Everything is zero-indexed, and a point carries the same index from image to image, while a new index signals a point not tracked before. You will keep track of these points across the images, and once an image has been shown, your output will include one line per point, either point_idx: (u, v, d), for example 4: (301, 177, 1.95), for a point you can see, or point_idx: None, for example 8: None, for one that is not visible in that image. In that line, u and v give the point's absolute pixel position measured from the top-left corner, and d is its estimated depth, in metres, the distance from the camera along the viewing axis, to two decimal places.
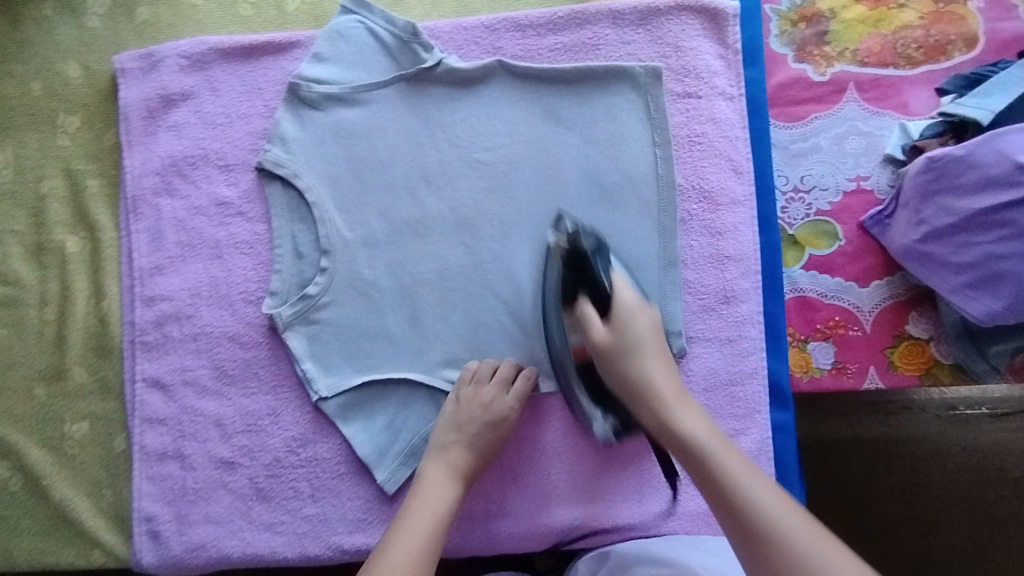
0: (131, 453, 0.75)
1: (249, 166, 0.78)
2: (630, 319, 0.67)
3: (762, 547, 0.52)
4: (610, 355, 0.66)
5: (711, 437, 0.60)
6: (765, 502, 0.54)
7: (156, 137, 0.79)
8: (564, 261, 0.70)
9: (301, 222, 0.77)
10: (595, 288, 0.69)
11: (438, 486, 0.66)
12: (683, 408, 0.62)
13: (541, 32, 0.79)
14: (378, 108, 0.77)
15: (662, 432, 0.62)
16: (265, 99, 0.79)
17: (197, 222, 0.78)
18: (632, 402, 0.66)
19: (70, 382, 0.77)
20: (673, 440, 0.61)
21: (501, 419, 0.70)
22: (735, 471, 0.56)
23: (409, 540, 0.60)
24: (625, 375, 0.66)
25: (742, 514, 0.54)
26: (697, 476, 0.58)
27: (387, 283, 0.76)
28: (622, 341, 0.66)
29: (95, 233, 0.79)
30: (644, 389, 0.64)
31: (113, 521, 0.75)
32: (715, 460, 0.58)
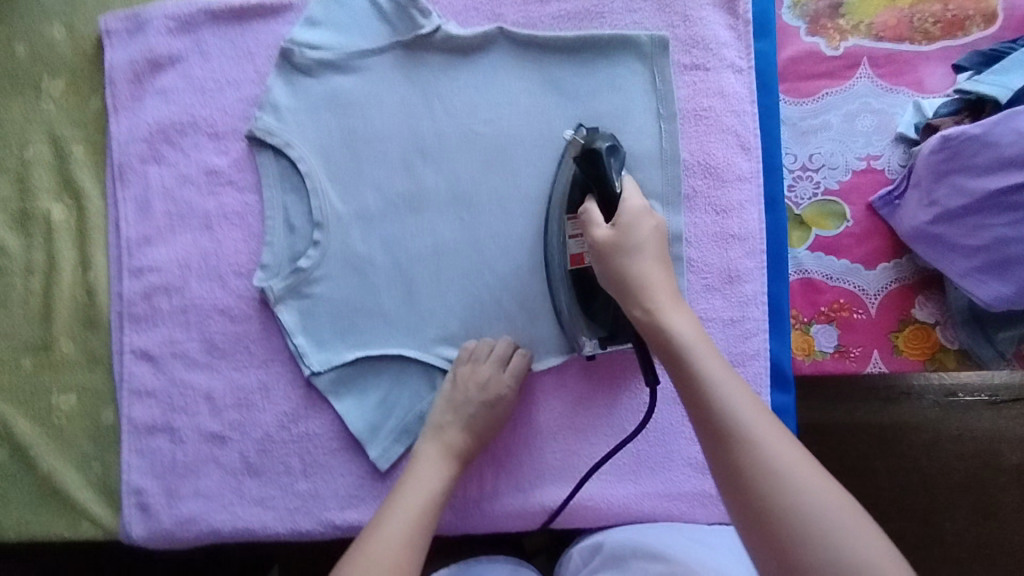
0: (120, 426, 0.74)
1: (239, 134, 0.76)
2: (635, 220, 0.60)
3: (739, 462, 0.47)
4: (606, 252, 0.60)
5: (704, 344, 0.54)
6: (751, 416, 0.49)
7: (143, 102, 0.76)
8: (579, 161, 0.65)
9: (294, 192, 0.75)
10: (606, 192, 0.63)
11: (434, 465, 0.65)
12: (676, 313, 0.56)
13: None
14: (374, 75, 0.75)
15: (650, 331, 0.57)
16: (256, 64, 0.76)
17: (187, 191, 0.75)
18: (623, 302, 0.59)
19: (57, 354, 0.75)
20: (661, 342, 0.55)
21: (499, 400, 0.69)
22: (729, 384, 0.50)
23: (404, 516, 0.59)
24: (619, 272, 0.59)
25: (726, 424, 0.49)
26: (679, 380, 0.53)
27: (381, 256, 0.74)
28: (624, 241, 0.60)
29: (81, 201, 0.76)
30: (638, 288, 0.58)
31: (102, 494, 0.74)
32: (706, 367, 0.52)
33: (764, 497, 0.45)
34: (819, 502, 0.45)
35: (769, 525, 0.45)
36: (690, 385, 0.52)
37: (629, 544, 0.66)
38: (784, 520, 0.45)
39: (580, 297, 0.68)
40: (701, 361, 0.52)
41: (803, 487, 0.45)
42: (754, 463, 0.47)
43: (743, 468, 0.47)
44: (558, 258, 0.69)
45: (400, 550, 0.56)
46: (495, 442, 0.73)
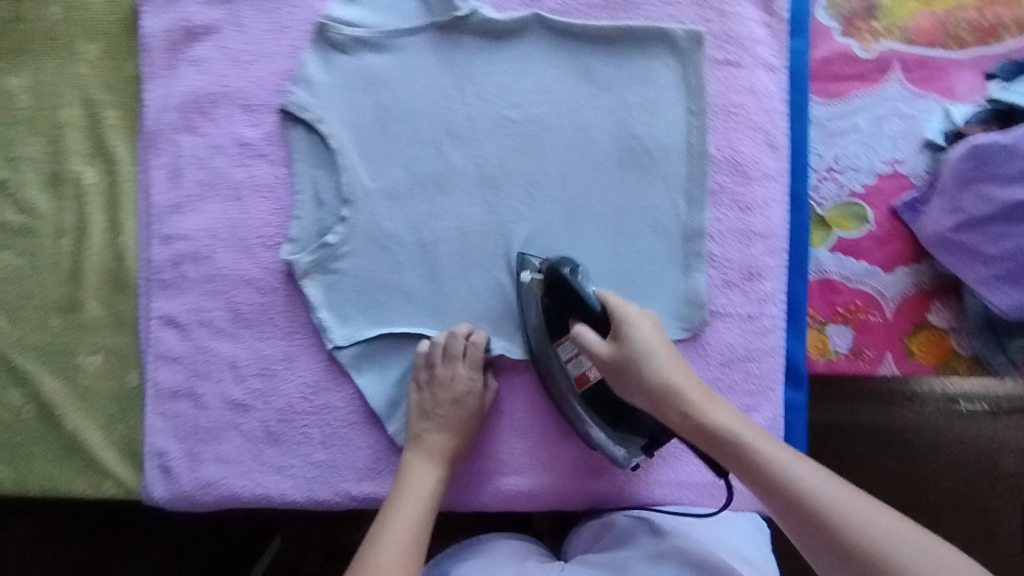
0: (145, 389, 0.76)
1: (272, 107, 0.76)
2: (633, 326, 0.62)
3: (840, 545, 0.50)
4: (621, 365, 0.61)
5: (746, 429, 0.57)
6: (819, 485, 0.53)
7: (178, 71, 0.77)
8: (546, 294, 0.69)
9: (324, 168, 0.76)
10: (587, 313, 0.66)
11: (424, 464, 0.69)
12: (710, 404, 0.59)
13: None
14: (408, 55, 0.75)
15: (696, 433, 0.59)
16: (291, 38, 0.76)
17: (218, 161, 0.76)
18: (660, 411, 0.61)
19: (85, 315, 0.76)
20: (709, 438, 0.58)
21: (466, 398, 0.71)
22: (790, 464, 0.54)
23: (397, 522, 0.63)
24: (643, 384, 0.60)
25: (801, 503, 0.52)
26: (748, 477, 0.56)
27: (407, 236, 0.75)
28: (629, 348, 0.61)
29: (113, 166, 0.77)
30: (668, 391, 0.59)
31: (124, 455, 0.76)
32: (763, 455, 0.55)
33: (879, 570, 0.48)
34: (920, 551, 0.48)
35: None
36: (753, 475, 0.55)
37: (639, 522, 0.69)
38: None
39: (605, 413, 0.69)
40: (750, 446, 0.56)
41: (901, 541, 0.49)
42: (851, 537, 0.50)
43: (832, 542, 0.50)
44: (567, 385, 0.69)
45: (398, 554, 0.60)
46: (486, 425, 0.74)
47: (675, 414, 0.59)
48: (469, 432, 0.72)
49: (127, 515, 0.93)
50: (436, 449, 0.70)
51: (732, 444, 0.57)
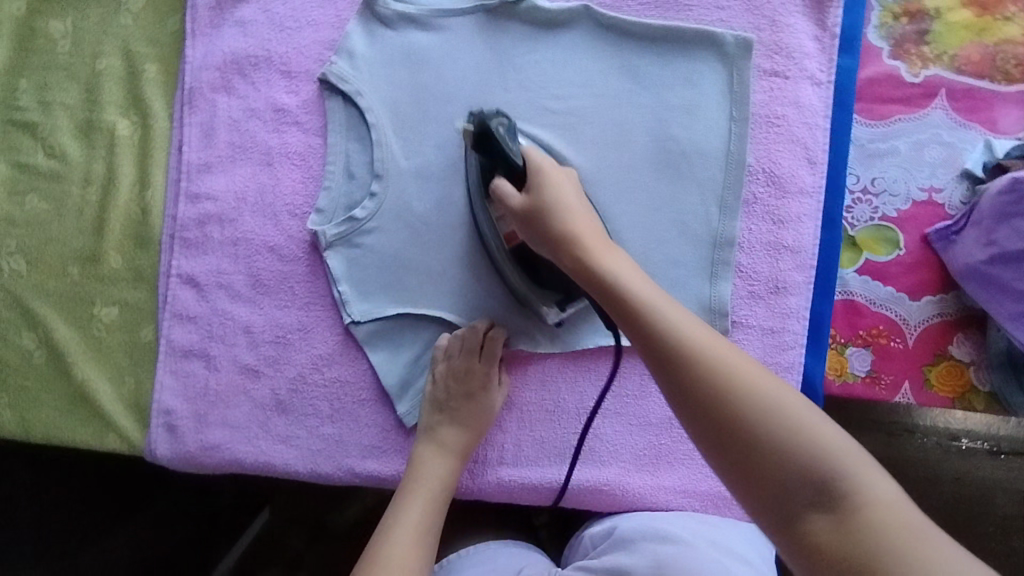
0: (158, 346, 0.75)
1: (312, 76, 0.76)
2: (548, 180, 0.62)
3: (701, 383, 0.49)
4: (527, 215, 0.61)
5: (631, 271, 0.56)
6: (689, 328, 0.51)
7: (222, 31, 0.76)
8: (475, 148, 0.65)
9: (357, 141, 0.75)
10: (509, 168, 0.63)
11: (435, 458, 0.69)
12: (607, 252, 0.57)
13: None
14: (453, 35, 0.74)
15: (586, 276, 0.57)
16: (338, 8, 0.76)
17: (252, 125, 0.76)
18: (558, 258, 0.60)
19: (105, 266, 0.76)
20: (595, 282, 0.56)
21: (479, 394, 0.71)
22: (671, 307, 0.52)
23: (406, 520, 0.64)
24: (549, 231, 0.60)
25: (669, 344, 0.51)
26: (625, 317, 0.54)
27: (435, 217, 0.74)
28: (541, 198, 0.61)
29: (147, 120, 0.77)
30: (568, 237, 0.59)
31: (131, 410, 0.75)
32: (644, 297, 0.53)
33: (732, 411, 0.47)
34: (775, 398, 0.47)
35: (744, 436, 0.47)
36: (631, 318, 0.53)
37: (642, 527, 0.68)
38: (753, 425, 0.47)
39: (527, 273, 0.69)
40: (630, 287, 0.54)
41: (760, 386, 0.48)
42: (711, 377, 0.49)
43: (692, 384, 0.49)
44: (498, 246, 0.70)
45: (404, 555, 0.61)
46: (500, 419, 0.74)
47: (569, 257, 0.58)
48: (482, 427, 0.71)
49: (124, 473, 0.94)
50: (448, 441, 0.69)
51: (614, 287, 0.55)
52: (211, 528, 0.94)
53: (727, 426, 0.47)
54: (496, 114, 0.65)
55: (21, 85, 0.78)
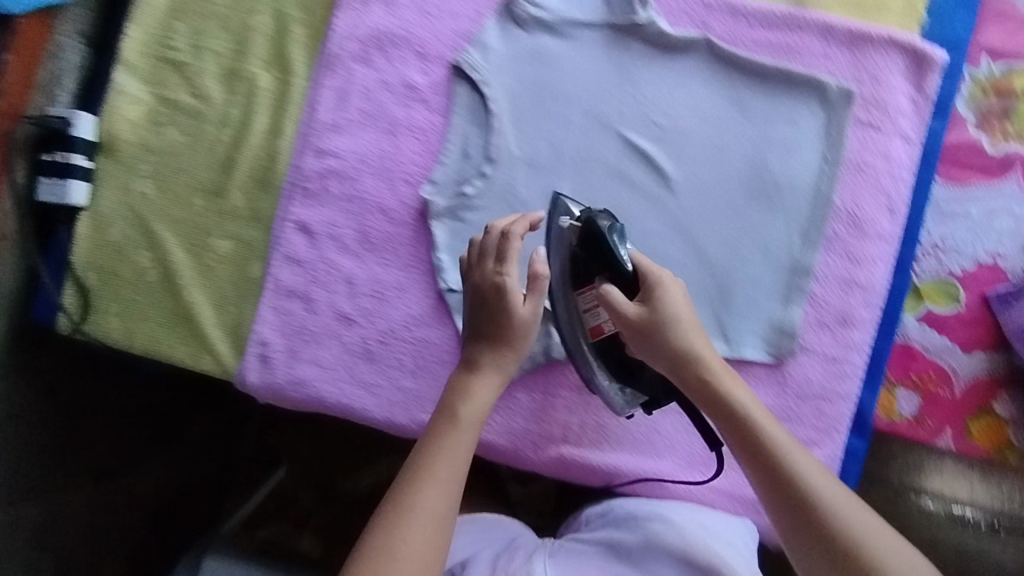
0: (264, 282, 0.81)
1: (445, 61, 0.82)
2: (666, 295, 0.68)
3: (821, 523, 0.61)
4: (644, 328, 0.67)
5: (753, 403, 0.66)
6: (810, 471, 0.63)
7: (370, 8, 0.82)
8: (577, 240, 0.71)
9: (477, 127, 0.81)
10: (617, 272, 0.69)
11: (472, 380, 0.68)
12: (731, 381, 0.67)
13: (754, 23, 0.80)
14: (580, 46, 0.81)
15: (714, 404, 0.66)
16: (479, 4, 0.82)
17: (384, 97, 0.82)
18: (682, 380, 0.68)
19: (227, 202, 0.82)
20: (724, 411, 0.66)
21: (505, 305, 0.69)
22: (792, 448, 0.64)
23: (446, 454, 0.64)
24: (667, 347, 0.67)
25: (795, 487, 0.62)
26: (752, 453, 0.64)
27: (537, 204, 0.80)
28: (658, 313, 0.67)
29: (288, 76, 0.83)
30: (693, 362, 0.67)
31: (229, 337, 0.81)
32: (770, 435, 0.64)
33: (849, 551, 0.60)
34: (880, 540, 0.60)
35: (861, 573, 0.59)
36: (755, 459, 0.64)
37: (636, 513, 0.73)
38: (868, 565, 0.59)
39: (619, 367, 0.73)
40: (758, 427, 0.65)
41: (868, 529, 0.60)
42: (829, 517, 0.61)
43: (809, 527, 0.61)
44: (582, 334, 0.73)
45: (437, 499, 0.61)
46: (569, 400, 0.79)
47: (696, 384, 0.67)
48: (520, 344, 0.69)
49: (170, 406, 0.99)
50: (490, 362, 0.69)
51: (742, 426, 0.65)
52: (226, 479, 1.00)
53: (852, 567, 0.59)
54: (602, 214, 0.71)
55: (176, 27, 0.84)
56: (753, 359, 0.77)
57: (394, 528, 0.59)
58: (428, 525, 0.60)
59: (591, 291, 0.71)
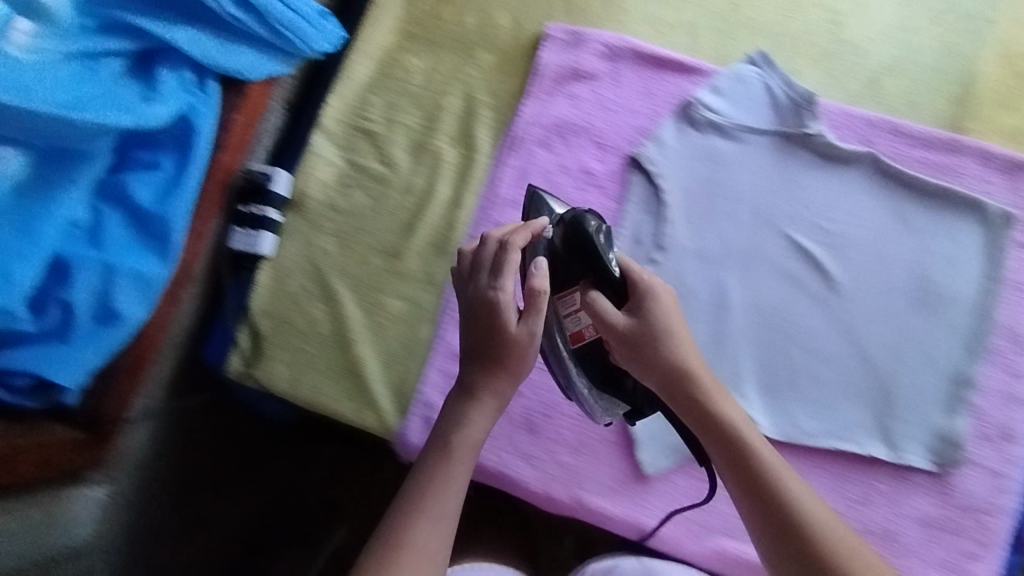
0: (434, 345, 0.84)
1: (622, 152, 0.87)
2: (658, 306, 0.69)
3: (812, 551, 0.63)
4: (632, 336, 0.68)
5: (744, 423, 0.68)
6: (799, 494, 0.65)
7: (555, 98, 0.88)
8: (562, 243, 0.72)
9: (648, 215, 0.86)
10: (606, 277, 0.70)
11: (469, 407, 0.68)
12: (726, 402, 0.69)
13: (915, 143, 0.86)
14: (751, 150, 0.87)
15: (706, 423, 0.68)
16: (657, 104, 0.88)
17: (561, 180, 0.87)
18: (673, 395, 0.69)
19: (404, 265, 0.86)
20: (717, 430, 0.68)
21: (501, 326, 0.67)
22: (780, 471, 0.66)
23: (435, 489, 0.66)
24: (658, 360, 0.68)
25: (785, 512, 0.64)
26: (743, 474, 0.66)
27: (705, 294, 0.84)
28: (649, 324, 0.69)
29: (473, 153, 0.88)
30: (687, 379, 0.68)
31: (394, 395, 0.83)
32: (761, 458, 0.66)
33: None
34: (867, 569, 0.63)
35: None
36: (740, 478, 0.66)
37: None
38: None
39: (604, 376, 0.73)
40: (747, 446, 0.67)
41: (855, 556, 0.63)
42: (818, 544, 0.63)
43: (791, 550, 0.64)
44: (565, 340, 0.73)
45: (430, 536, 0.64)
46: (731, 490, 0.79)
47: (685, 401, 0.68)
48: (516, 367, 0.68)
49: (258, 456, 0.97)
50: (488, 389, 0.68)
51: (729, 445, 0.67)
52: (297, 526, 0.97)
53: None
54: (587, 221, 0.71)
55: (372, 101, 0.90)
56: (915, 466, 0.79)
57: (381, 557, 0.63)
58: (415, 557, 0.63)
59: (578, 296, 0.71)
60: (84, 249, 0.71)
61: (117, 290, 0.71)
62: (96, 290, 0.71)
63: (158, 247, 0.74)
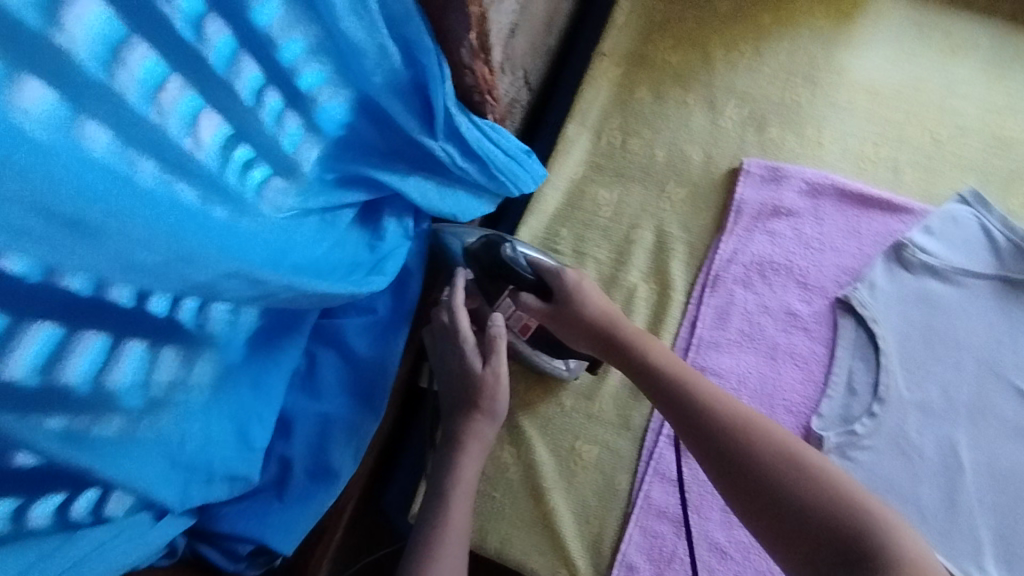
0: (633, 498, 0.77)
1: (828, 294, 0.83)
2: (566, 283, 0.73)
3: (756, 465, 0.61)
4: (552, 319, 0.74)
5: (670, 360, 0.71)
6: (736, 415, 0.65)
7: (754, 236, 0.86)
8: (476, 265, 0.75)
9: (862, 361, 0.80)
10: (520, 279, 0.74)
11: (462, 454, 0.67)
12: (657, 348, 0.72)
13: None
14: (971, 295, 0.81)
15: (635, 368, 0.71)
16: (862, 244, 0.85)
17: (763, 320, 0.83)
18: (604, 349, 0.73)
19: (596, 407, 0.81)
20: (645, 370, 0.70)
21: (467, 372, 0.69)
22: (713, 395, 0.66)
23: (452, 524, 0.62)
24: (579, 324, 0.73)
25: (723, 435, 0.63)
26: (677, 407, 0.67)
27: (933, 454, 0.76)
28: (562, 301, 0.73)
29: (668, 290, 0.85)
30: (611, 332, 0.72)
31: (589, 553, 0.76)
32: (692, 389, 0.67)
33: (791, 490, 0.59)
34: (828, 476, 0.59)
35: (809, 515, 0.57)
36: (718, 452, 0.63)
37: None
38: (816, 505, 0.58)
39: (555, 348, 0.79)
40: (676, 381, 0.68)
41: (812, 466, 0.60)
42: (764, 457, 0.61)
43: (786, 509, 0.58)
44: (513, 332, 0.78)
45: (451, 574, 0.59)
46: None
47: (615, 352, 0.72)
48: (491, 406, 0.69)
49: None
50: (470, 434, 0.68)
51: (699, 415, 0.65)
52: None
53: (796, 511, 0.58)
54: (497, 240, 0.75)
55: (561, 233, 0.88)
56: None
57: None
58: None
59: (507, 302, 0.75)
60: (303, 400, 0.68)
61: (334, 444, 0.67)
62: (312, 444, 0.66)
63: (371, 396, 0.71)
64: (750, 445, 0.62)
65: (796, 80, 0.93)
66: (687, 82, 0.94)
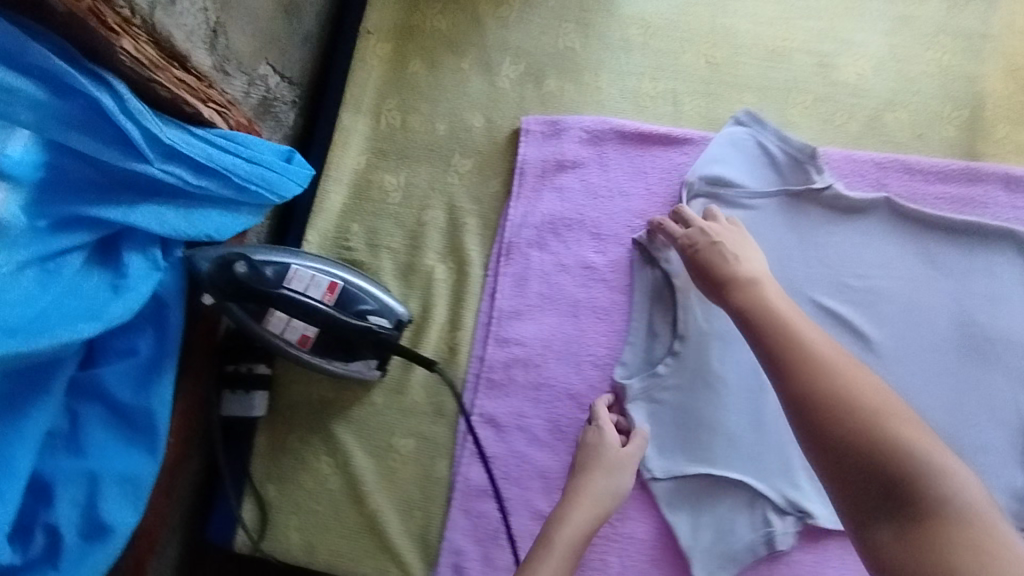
0: (454, 483, 0.77)
1: (623, 241, 0.82)
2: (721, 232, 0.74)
3: (829, 405, 0.56)
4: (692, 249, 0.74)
5: (780, 299, 0.67)
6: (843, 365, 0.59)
7: (542, 195, 0.84)
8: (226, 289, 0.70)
9: (660, 302, 0.80)
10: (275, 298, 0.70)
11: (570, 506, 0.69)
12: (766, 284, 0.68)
13: (929, 178, 0.81)
14: (758, 215, 0.81)
15: (734, 292, 0.68)
16: (649, 182, 0.83)
17: (562, 278, 0.82)
18: (710, 278, 0.71)
19: (408, 399, 0.80)
20: (739, 297, 0.67)
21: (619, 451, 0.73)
22: (818, 338, 0.61)
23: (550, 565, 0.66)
24: (703, 261, 0.72)
25: (809, 364, 0.59)
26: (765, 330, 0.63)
27: (734, 380, 0.77)
28: (713, 254, 0.72)
29: (465, 267, 0.83)
30: (723, 267, 0.70)
31: (418, 545, 0.76)
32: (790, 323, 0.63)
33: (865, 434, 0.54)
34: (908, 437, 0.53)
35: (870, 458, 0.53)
36: (823, 445, 0.55)
37: None
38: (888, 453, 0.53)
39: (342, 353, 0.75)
40: (775, 313, 0.64)
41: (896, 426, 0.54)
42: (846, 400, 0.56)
43: (849, 460, 0.54)
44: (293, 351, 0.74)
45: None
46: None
47: (720, 282, 0.70)
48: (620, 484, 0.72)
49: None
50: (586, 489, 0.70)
51: (808, 394, 0.57)
52: None
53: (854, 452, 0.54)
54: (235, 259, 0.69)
55: (352, 228, 0.85)
56: None
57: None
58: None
59: (274, 318, 0.72)
60: (64, 461, 0.64)
61: (104, 499, 0.65)
62: (81, 504, 0.64)
63: (145, 441, 0.68)
64: (864, 418, 0.55)
65: (568, 25, 0.90)
66: (460, 46, 0.90)
